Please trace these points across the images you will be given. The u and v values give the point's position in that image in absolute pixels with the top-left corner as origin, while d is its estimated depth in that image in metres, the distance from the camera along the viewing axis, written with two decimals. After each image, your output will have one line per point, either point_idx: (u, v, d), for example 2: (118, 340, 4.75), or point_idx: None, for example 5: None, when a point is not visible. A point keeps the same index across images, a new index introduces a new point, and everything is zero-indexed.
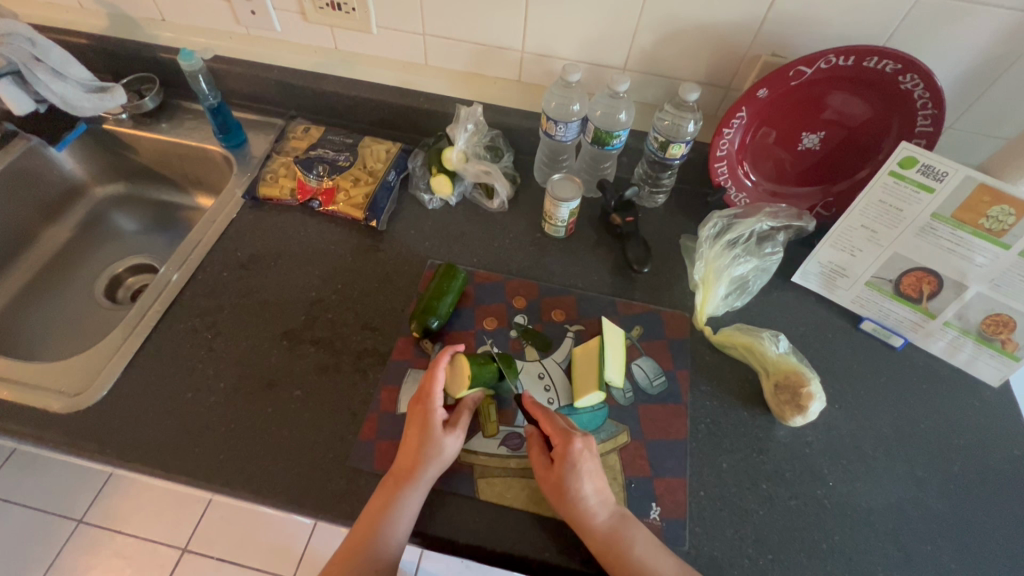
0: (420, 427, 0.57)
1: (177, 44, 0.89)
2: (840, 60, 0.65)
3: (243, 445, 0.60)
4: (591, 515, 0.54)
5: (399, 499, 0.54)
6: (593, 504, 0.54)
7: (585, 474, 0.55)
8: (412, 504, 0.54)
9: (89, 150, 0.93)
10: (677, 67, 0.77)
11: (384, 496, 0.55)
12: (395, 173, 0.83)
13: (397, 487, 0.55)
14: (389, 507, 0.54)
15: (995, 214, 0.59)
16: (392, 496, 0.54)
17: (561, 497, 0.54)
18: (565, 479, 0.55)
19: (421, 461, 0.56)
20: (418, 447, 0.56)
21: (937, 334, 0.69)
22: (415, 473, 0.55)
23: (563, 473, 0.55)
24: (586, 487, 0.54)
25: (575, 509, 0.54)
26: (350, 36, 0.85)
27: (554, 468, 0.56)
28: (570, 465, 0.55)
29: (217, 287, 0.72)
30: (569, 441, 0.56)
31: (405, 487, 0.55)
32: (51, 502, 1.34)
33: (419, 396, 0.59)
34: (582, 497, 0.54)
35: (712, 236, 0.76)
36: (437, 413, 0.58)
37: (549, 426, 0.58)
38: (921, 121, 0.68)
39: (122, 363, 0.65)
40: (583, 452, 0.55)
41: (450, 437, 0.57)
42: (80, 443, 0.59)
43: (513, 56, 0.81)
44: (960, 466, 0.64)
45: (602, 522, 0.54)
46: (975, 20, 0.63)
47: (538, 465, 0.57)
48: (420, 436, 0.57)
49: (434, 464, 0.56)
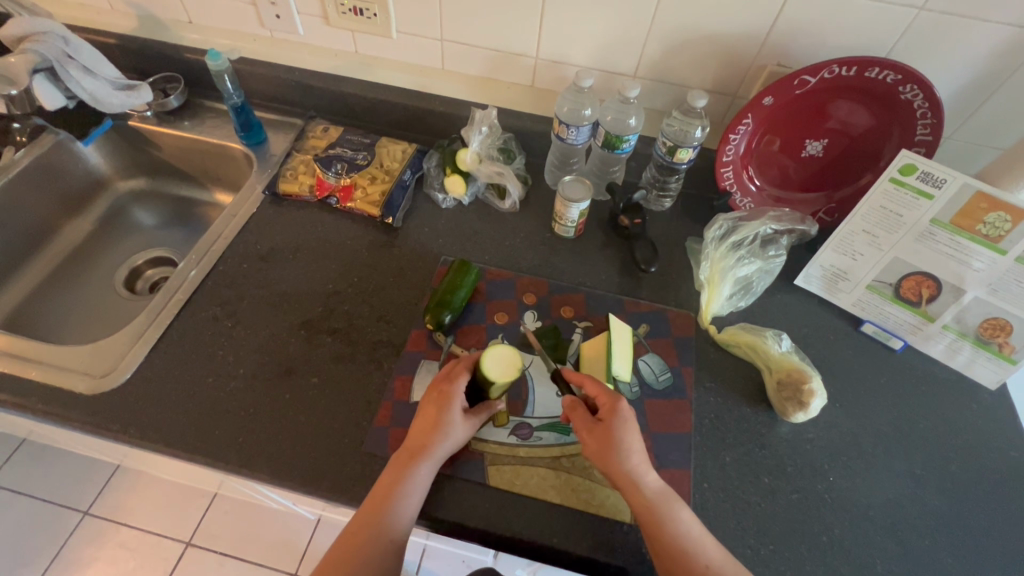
0: (437, 409, 0.58)
1: (202, 45, 0.92)
2: (843, 70, 0.68)
3: (261, 429, 0.62)
4: (640, 472, 0.55)
5: (412, 474, 0.56)
6: (640, 462, 0.55)
7: (634, 430, 0.56)
8: (423, 479, 0.56)
9: (113, 146, 0.96)
10: (685, 75, 0.79)
11: (398, 470, 0.56)
12: (411, 173, 0.86)
13: (411, 462, 0.56)
14: (403, 481, 0.56)
15: (992, 220, 0.62)
16: (405, 470, 0.56)
17: (611, 452, 0.55)
18: (614, 433, 0.55)
19: (436, 439, 0.57)
20: (433, 425, 0.58)
21: (935, 337, 0.71)
22: (428, 449, 0.57)
23: (613, 426, 0.56)
24: (634, 443, 0.55)
25: (626, 464, 0.54)
26: (371, 41, 0.88)
27: (602, 425, 0.56)
28: (621, 420, 0.56)
29: (237, 278, 0.75)
30: (616, 399, 0.58)
31: (418, 462, 0.56)
32: (58, 493, 1.36)
33: (446, 380, 0.61)
34: (631, 452, 0.55)
35: (718, 237, 0.78)
36: (459, 398, 0.59)
37: (595, 387, 0.60)
38: (921, 130, 0.70)
39: (144, 349, 0.67)
40: (628, 410, 0.57)
41: (467, 422, 0.59)
42: (106, 423, 0.61)
43: (528, 61, 0.84)
44: (958, 465, 0.65)
45: (651, 481, 0.55)
46: (974, 35, 0.66)
47: (583, 426, 0.57)
48: (437, 415, 0.58)
49: (447, 443, 0.57)
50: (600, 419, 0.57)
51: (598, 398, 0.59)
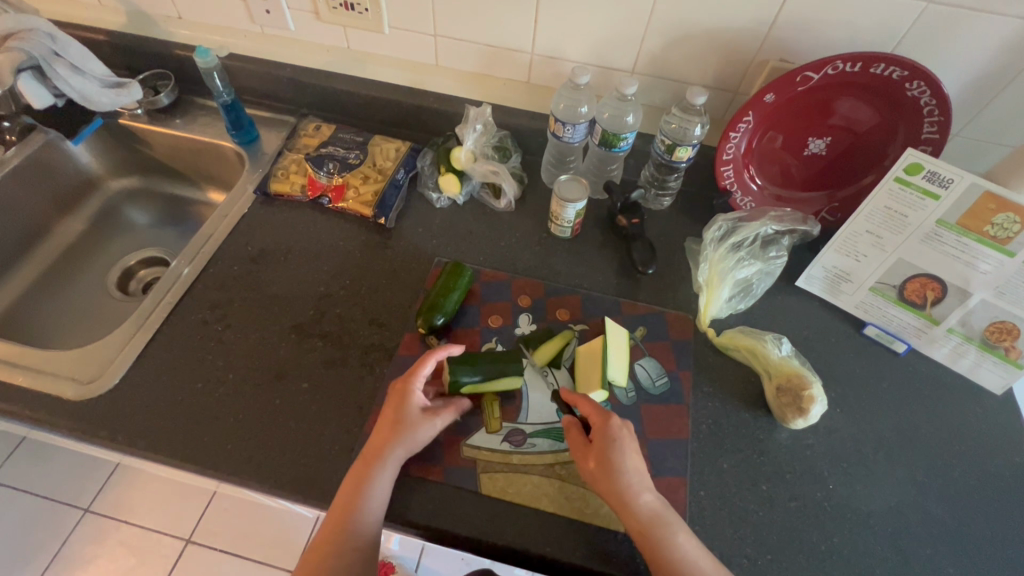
0: (395, 411, 0.59)
1: (193, 42, 0.90)
2: (848, 65, 0.66)
3: (250, 436, 0.61)
4: (636, 492, 0.54)
5: (370, 478, 0.55)
6: (636, 480, 0.55)
7: (627, 448, 0.56)
8: (381, 484, 0.55)
9: (104, 144, 0.95)
10: (684, 71, 0.77)
11: (356, 475, 0.55)
12: (404, 172, 0.84)
13: (368, 466, 0.56)
14: (362, 485, 0.55)
15: (1000, 221, 0.59)
16: (362, 475, 0.55)
17: (605, 472, 0.55)
18: (606, 453, 0.55)
19: (391, 441, 0.57)
20: (388, 428, 0.57)
21: (940, 340, 0.69)
22: (385, 452, 0.56)
23: (605, 446, 0.56)
24: (628, 462, 0.55)
25: (620, 483, 0.54)
26: (363, 36, 0.86)
27: (595, 444, 0.57)
28: (612, 438, 0.56)
29: (228, 280, 0.74)
30: (607, 417, 0.58)
31: (375, 466, 0.55)
32: (59, 491, 1.36)
33: (403, 378, 0.61)
34: (625, 471, 0.55)
35: (717, 238, 0.77)
36: (414, 397, 0.59)
37: (587, 404, 0.60)
38: (927, 128, 0.68)
39: (134, 353, 0.66)
40: (622, 429, 0.57)
41: (424, 423, 0.58)
42: (94, 430, 0.61)
43: (524, 57, 0.82)
44: (962, 472, 0.64)
45: (645, 501, 0.54)
46: (984, 28, 0.64)
47: (577, 447, 0.58)
48: (393, 417, 0.58)
49: (400, 443, 0.57)
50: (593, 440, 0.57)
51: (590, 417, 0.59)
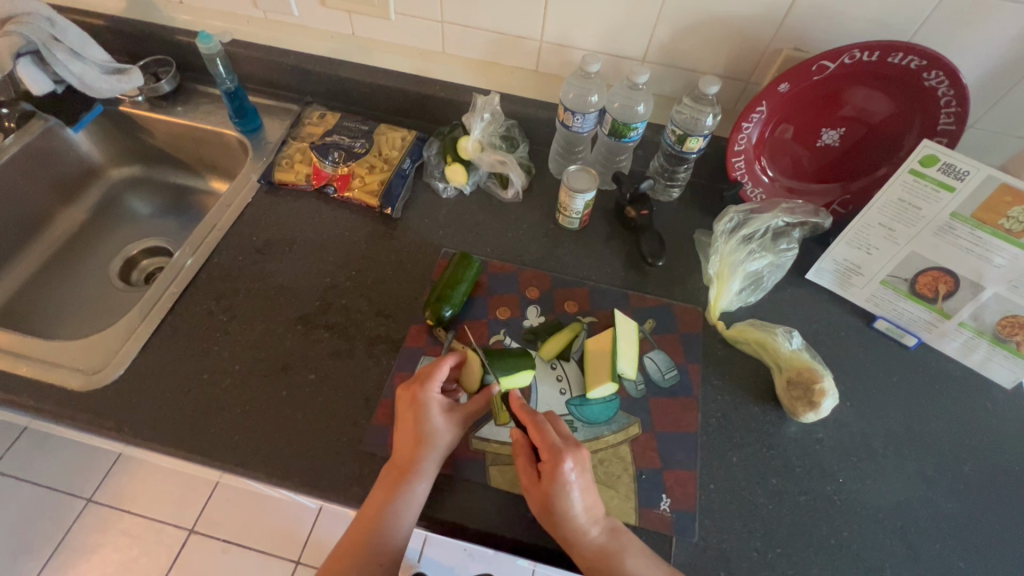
0: (417, 419, 0.57)
1: (194, 28, 0.89)
2: (865, 55, 0.65)
3: (258, 428, 0.61)
4: (583, 534, 0.52)
5: (404, 491, 0.54)
6: (583, 521, 0.52)
7: (575, 490, 0.52)
8: (416, 494, 0.55)
9: (105, 132, 0.93)
10: (696, 60, 0.76)
11: (388, 488, 0.55)
12: (410, 161, 0.83)
13: (400, 479, 0.55)
14: (395, 499, 0.54)
15: (1016, 214, 0.59)
16: (395, 487, 0.54)
17: (551, 514, 0.52)
18: (552, 498, 0.52)
19: (422, 452, 0.56)
20: (416, 438, 0.56)
21: (951, 334, 0.69)
22: (418, 463, 0.55)
23: (552, 491, 0.52)
24: (576, 505, 0.52)
25: (566, 527, 0.52)
26: (368, 23, 0.84)
27: (541, 484, 0.53)
28: (559, 485, 0.52)
29: (232, 270, 0.73)
30: (558, 460, 0.52)
31: (409, 476, 0.55)
32: (61, 481, 1.36)
33: (419, 381, 0.58)
34: (572, 514, 0.52)
35: (728, 231, 0.76)
36: (435, 400, 0.58)
37: (539, 437, 0.55)
38: (943, 119, 0.67)
39: (138, 344, 0.65)
40: (573, 472, 0.52)
41: (450, 430, 0.58)
42: (99, 421, 0.60)
43: (532, 45, 0.81)
44: (971, 466, 0.64)
45: (594, 538, 0.52)
46: (1002, 18, 0.63)
47: (527, 479, 0.55)
48: (417, 425, 0.56)
49: (432, 452, 0.56)
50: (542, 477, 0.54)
51: (541, 451, 0.54)
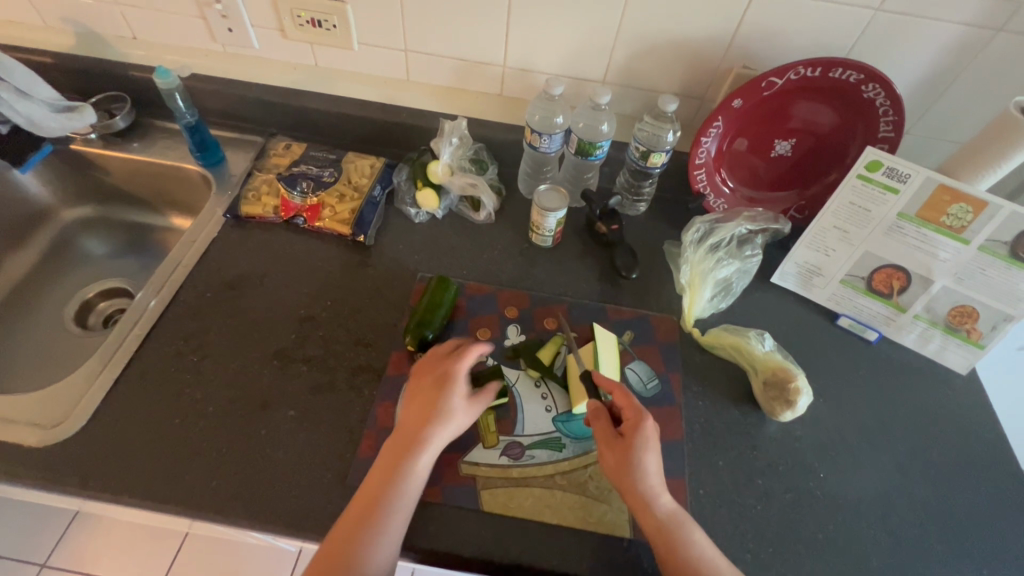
0: (426, 417, 0.56)
1: (149, 63, 0.87)
2: (809, 71, 0.69)
3: (237, 470, 0.58)
4: (658, 493, 0.55)
5: (398, 494, 0.53)
6: (659, 482, 0.56)
7: (655, 450, 0.57)
8: (407, 499, 0.53)
9: (55, 173, 0.90)
10: (654, 80, 0.80)
11: (381, 489, 0.53)
12: (381, 188, 0.83)
13: (395, 480, 0.53)
14: (390, 501, 0.52)
15: (955, 211, 0.64)
16: (389, 490, 0.53)
17: (629, 470, 0.55)
18: (637, 451, 0.56)
19: (422, 453, 0.55)
20: (419, 439, 0.55)
21: (907, 327, 0.73)
22: (417, 463, 0.54)
23: (636, 444, 0.56)
24: (653, 463, 0.56)
25: (642, 483, 0.55)
26: (330, 53, 0.85)
27: (623, 440, 0.57)
28: (643, 438, 0.57)
29: (200, 308, 0.70)
30: (643, 417, 0.58)
31: (404, 480, 0.53)
32: (12, 547, 1.25)
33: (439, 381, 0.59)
34: (650, 472, 0.55)
35: (696, 241, 0.78)
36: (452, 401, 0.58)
37: (622, 399, 0.59)
38: (883, 128, 0.72)
39: (101, 392, 0.62)
40: (653, 430, 0.58)
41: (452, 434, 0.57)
42: (61, 478, 0.56)
43: (495, 70, 0.83)
44: (938, 451, 0.67)
45: (665, 502, 0.55)
46: (926, 34, 0.68)
47: (604, 439, 0.58)
48: (426, 424, 0.56)
49: (431, 455, 0.55)
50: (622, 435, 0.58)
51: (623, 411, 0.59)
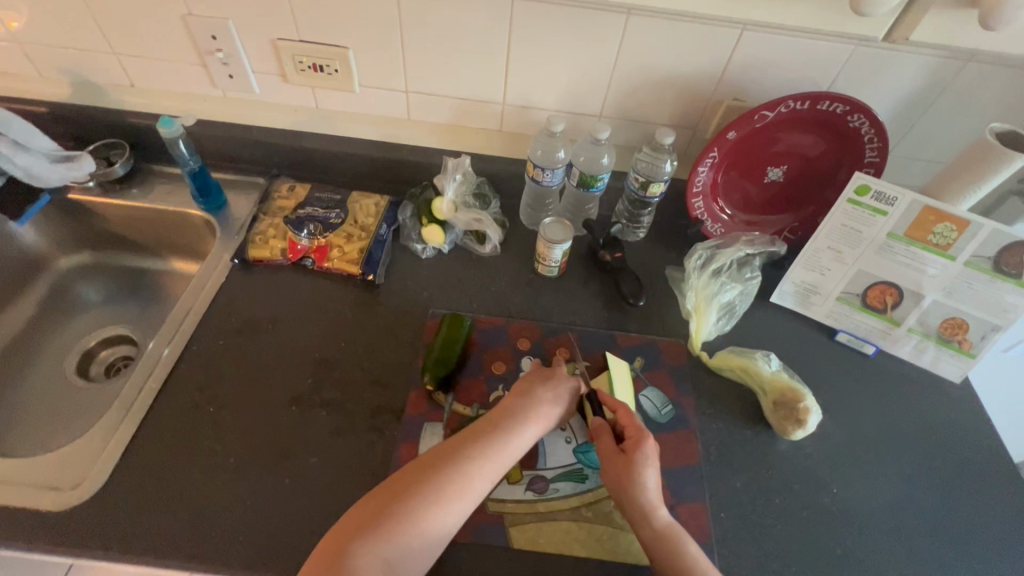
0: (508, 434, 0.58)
1: (148, 110, 0.87)
2: (798, 104, 0.73)
3: (263, 523, 0.58)
4: (657, 508, 0.57)
5: (455, 497, 0.54)
6: (658, 497, 0.57)
7: (655, 466, 0.59)
8: (460, 506, 0.54)
9: (51, 222, 0.89)
10: (649, 113, 0.83)
11: (441, 485, 0.54)
12: (387, 226, 0.84)
13: (458, 481, 0.54)
14: (446, 500, 0.53)
15: (940, 230, 0.67)
16: (451, 489, 0.54)
17: (630, 484, 0.57)
18: (638, 466, 0.57)
19: (490, 467, 0.56)
20: (493, 453, 0.57)
21: (903, 340, 0.76)
22: (482, 474, 0.56)
23: (638, 459, 0.58)
24: (653, 478, 0.58)
25: (642, 497, 0.57)
26: (331, 96, 0.86)
27: (625, 454, 0.59)
28: (645, 454, 0.58)
29: (213, 356, 0.70)
30: (644, 434, 0.59)
31: (465, 486, 0.55)
32: None
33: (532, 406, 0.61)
34: (650, 487, 0.57)
35: (699, 266, 0.81)
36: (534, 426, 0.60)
37: (626, 417, 0.61)
38: (869, 153, 0.76)
39: (119, 450, 0.61)
40: (654, 448, 0.59)
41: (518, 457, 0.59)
42: (83, 542, 0.55)
43: (495, 108, 0.85)
44: (941, 459, 0.70)
45: (664, 515, 0.57)
46: (903, 65, 0.73)
47: (607, 452, 0.59)
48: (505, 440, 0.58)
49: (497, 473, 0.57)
50: (625, 450, 0.59)
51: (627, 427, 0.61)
